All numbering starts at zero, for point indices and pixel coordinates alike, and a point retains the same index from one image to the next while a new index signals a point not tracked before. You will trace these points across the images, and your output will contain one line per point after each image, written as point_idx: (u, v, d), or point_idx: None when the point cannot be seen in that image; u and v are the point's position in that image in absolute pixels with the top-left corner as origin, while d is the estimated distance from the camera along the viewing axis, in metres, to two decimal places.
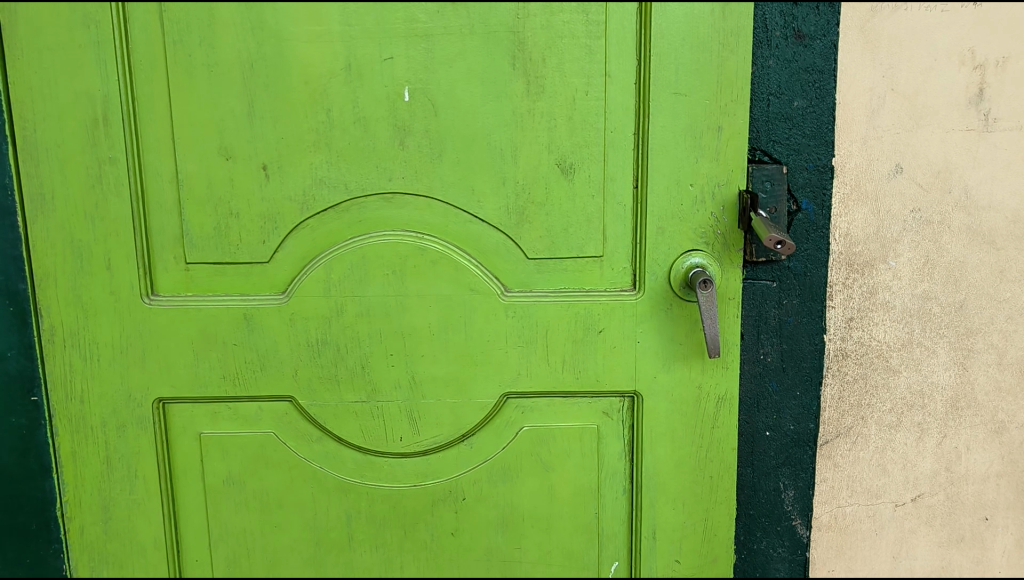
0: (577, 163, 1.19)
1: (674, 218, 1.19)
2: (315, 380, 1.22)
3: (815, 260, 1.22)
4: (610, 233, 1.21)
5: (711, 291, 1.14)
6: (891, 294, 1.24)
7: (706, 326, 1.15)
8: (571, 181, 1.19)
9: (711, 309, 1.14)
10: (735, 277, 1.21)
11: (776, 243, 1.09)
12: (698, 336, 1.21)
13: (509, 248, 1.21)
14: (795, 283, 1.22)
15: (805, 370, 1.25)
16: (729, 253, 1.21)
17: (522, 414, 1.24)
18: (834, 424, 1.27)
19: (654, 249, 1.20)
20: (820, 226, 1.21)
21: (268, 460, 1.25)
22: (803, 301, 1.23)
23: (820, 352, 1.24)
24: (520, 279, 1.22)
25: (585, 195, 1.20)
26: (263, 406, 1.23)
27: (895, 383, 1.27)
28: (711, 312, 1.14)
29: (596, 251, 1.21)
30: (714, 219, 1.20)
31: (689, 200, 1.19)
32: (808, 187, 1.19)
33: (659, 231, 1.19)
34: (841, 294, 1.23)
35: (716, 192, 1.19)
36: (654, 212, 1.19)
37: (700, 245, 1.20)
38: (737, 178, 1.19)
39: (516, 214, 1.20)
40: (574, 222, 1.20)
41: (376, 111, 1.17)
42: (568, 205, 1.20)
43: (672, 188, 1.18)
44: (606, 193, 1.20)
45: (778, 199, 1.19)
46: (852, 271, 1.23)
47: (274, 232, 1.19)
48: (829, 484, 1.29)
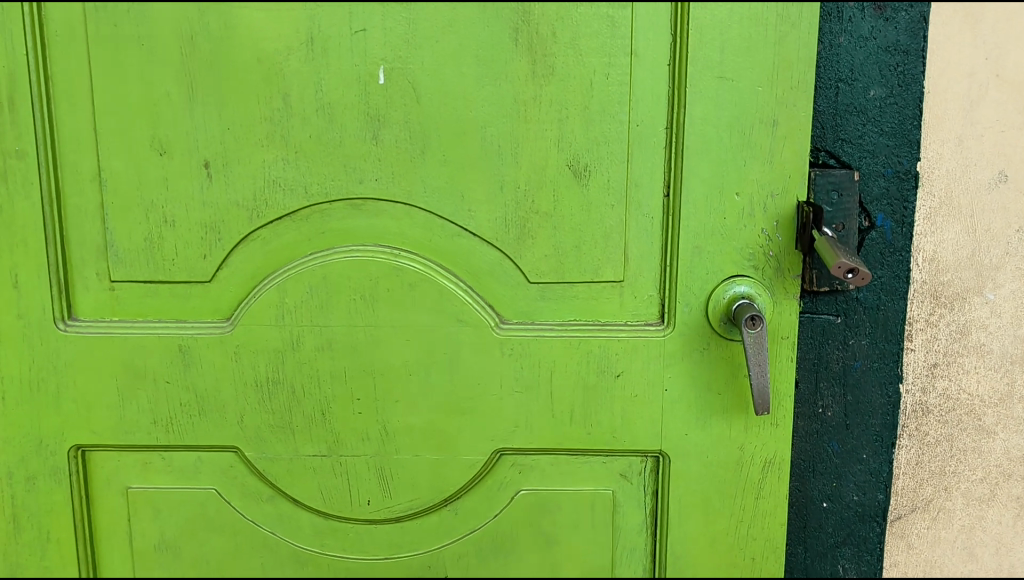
0: (594, 164, 0.95)
1: (715, 236, 0.95)
2: (267, 429, 0.99)
3: (891, 292, 0.97)
4: (634, 252, 0.97)
5: (761, 331, 0.90)
6: (987, 335, 0.99)
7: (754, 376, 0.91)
8: (585, 187, 0.95)
9: (761, 353, 0.90)
10: (791, 312, 0.96)
11: (843, 270, 0.85)
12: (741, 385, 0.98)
13: (507, 269, 0.97)
14: (864, 319, 0.98)
15: (874, 428, 1.01)
16: (782, 281, 0.96)
17: (519, 475, 1.01)
18: (910, 497, 1.03)
19: (688, 274, 0.96)
20: (898, 248, 0.96)
21: (209, 523, 1.03)
22: (874, 341, 0.99)
23: (893, 406, 1.01)
24: (521, 308, 0.98)
25: (603, 205, 0.96)
26: (203, 456, 1.01)
27: (988, 447, 1.02)
28: (761, 357, 0.90)
29: (617, 275, 0.97)
30: (766, 238, 0.95)
31: (734, 213, 0.94)
32: (884, 198, 0.95)
33: (695, 252, 0.95)
34: (922, 335, 0.99)
35: (769, 205, 0.94)
36: (688, 227, 0.95)
37: (747, 270, 0.96)
38: (796, 186, 0.93)
39: (516, 228, 0.96)
40: (589, 239, 0.96)
41: (344, 96, 0.93)
42: (582, 217, 0.96)
43: (712, 198, 0.94)
44: (629, 203, 0.95)
45: (847, 213, 0.94)
46: (938, 307, 0.98)
47: (217, 245, 0.96)
48: (901, 569, 1.05)
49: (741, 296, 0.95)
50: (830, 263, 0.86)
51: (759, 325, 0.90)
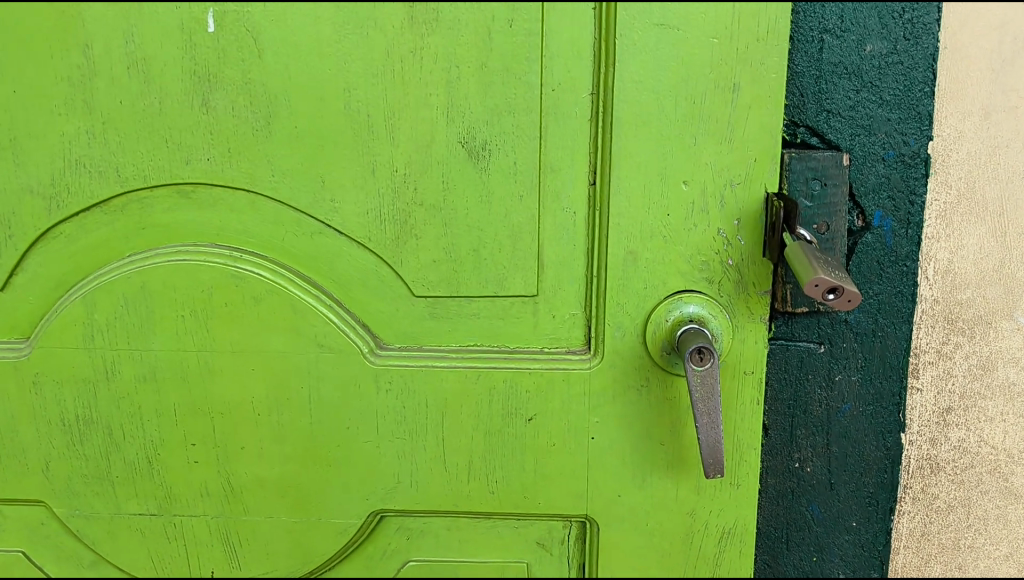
0: (496, 142, 0.71)
1: (656, 238, 0.72)
2: (82, 479, 0.78)
3: (891, 313, 0.75)
4: (550, 259, 0.74)
5: (711, 368, 0.66)
6: (1017, 372, 0.75)
7: (702, 430, 0.67)
8: (484, 173, 0.72)
9: (714, 396, 0.66)
10: (755, 339, 0.73)
11: (815, 286, 0.62)
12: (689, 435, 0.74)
13: (385, 279, 0.75)
14: (856, 349, 0.75)
15: (868, 490, 0.78)
16: (745, 298, 0.72)
17: (406, 541, 0.80)
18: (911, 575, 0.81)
19: (619, 288, 0.73)
20: (901, 256, 0.73)
21: None
22: (868, 378, 0.76)
23: (893, 461, 0.78)
24: (405, 330, 0.76)
25: (508, 196, 0.72)
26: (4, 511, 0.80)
27: (1016, 516, 0.78)
28: (710, 405, 0.66)
29: (528, 288, 0.74)
30: (723, 241, 0.71)
31: (680, 208, 0.71)
32: (884, 190, 0.72)
33: (628, 258, 0.72)
34: (931, 370, 0.76)
35: (727, 197, 0.70)
36: (620, 226, 0.71)
37: (698, 284, 0.72)
38: (762, 172, 0.70)
39: (395, 226, 0.73)
40: (490, 241, 0.73)
41: (163, 48, 0.70)
42: (481, 212, 0.73)
43: (650, 188, 0.71)
44: (542, 194, 0.72)
45: (833, 209, 0.71)
46: (953, 334, 0.75)
47: (7, 243, 0.74)
48: None
49: (688, 318, 0.72)
50: (802, 276, 0.63)
51: (710, 358, 0.66)
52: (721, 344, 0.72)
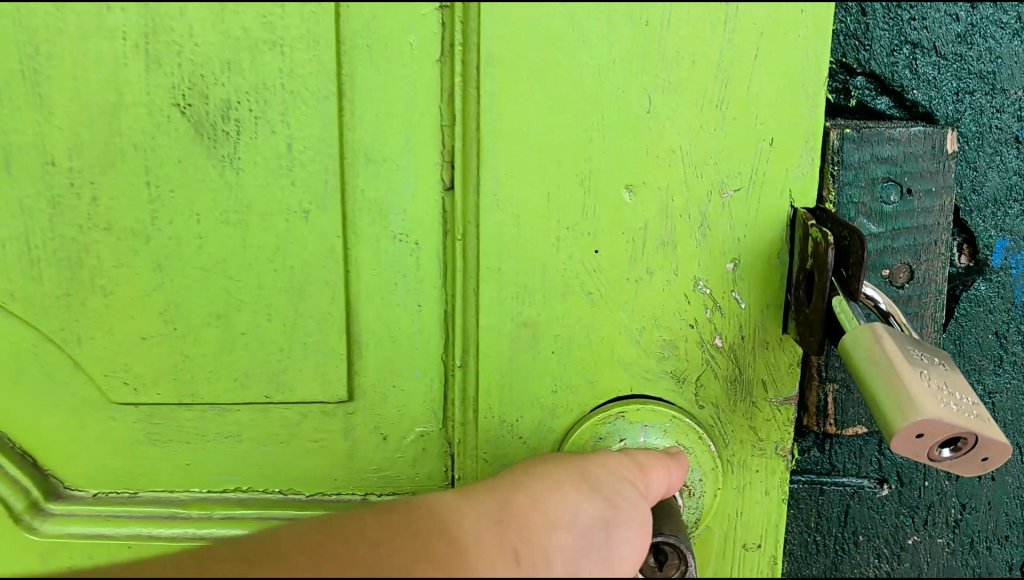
0: (249, 105, 0.35)
1: (574, 296, 0.36)
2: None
3: (1013, 425, 0.41)
4: (371, 333, 0.39)
5: None
6: None
7: None
8: (231, 169, 0.36)
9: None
10: (763, 490, 0.39)
11: (918, 441, 0.27)
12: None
13: (54, 371, 0.39)
14: (945, 491, 0.41)
15: None
16: (746, 413, 0.38)
17: None
18: None
19: (504, 393, 0.38)
20: None
21: None
22: (966, 541, 0.42)
23: None
24: (112, 462, 0.41)
25: (283, 214, 0.36)
26: None
27: None
28: None
29: (334, 389, 0.39)
30: (706, 304, 0.37)
31: (620, 239, 0.36)
32: (1015, 200, 0.39)
33: (521, 333, 0.37)
34: None
35: (711, 218, 0.35)
36: (502, 273, 0.36)
37: (656, 380, 0.38)
38: (785, 171, 0.35)
39: (62, 274, 0.37)
40: (253, 301, 0.38)
41: None
42: (230, 246, 0.37)
43: (562, 201, 0.35)
44: (351, 209, 0.36)
45: (922, 240, 0.36)
46: None
47: None
48: None
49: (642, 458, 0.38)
50: (880, 405, 0.28)
51: (678, 578, 0.34)
52: (700, 500, 0.39)
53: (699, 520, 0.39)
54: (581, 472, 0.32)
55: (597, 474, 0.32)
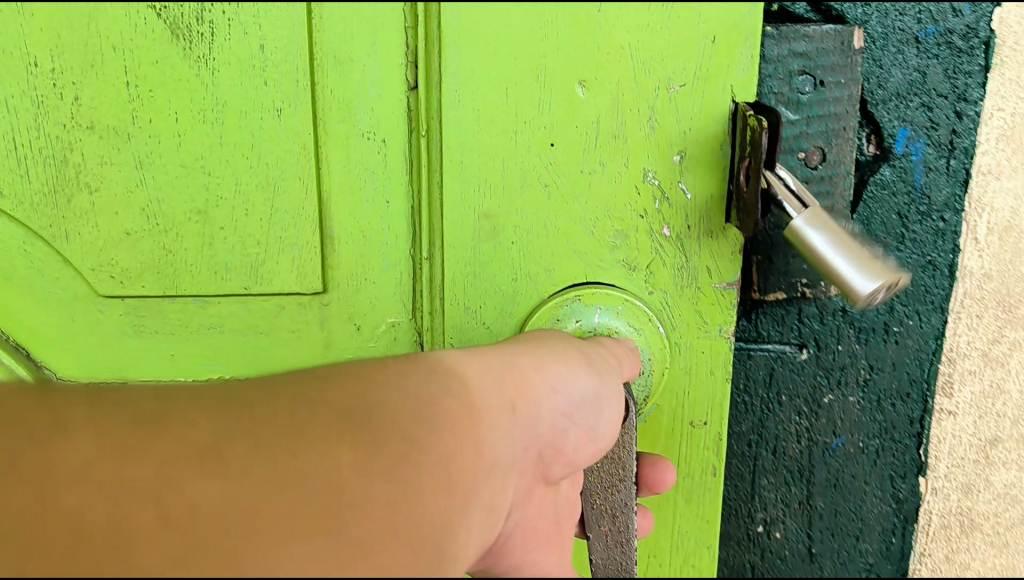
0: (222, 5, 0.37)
1: (534, 188, 0.39)
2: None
3: (914, 296, 0.46)
4: (343, 230, 0.41)
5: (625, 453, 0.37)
6: None
7: (593, 545, 0.38)
8: (206, 69, 0.38)
9: (629, 499, 0.37)
10: (710, 370, 0.42)
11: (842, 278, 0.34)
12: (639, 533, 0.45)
13: (43, 267, 0.42)
14: (856, 354, 0.47)
15: (865, 562, 0.51)
16: (692, 297, 0.41)
17: None
18: None
19: (467, 283, 0.41)
20: (936, 204, 0.44)
21: None
22: (873, 398, 0.48)
23: (904, 518, 0.50)
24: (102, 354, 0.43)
25: (258, 111, 0.39)
26: None
27: None
28: (619, 514, 0.38)
29: (308, 282, 0.41)
30: (655, 195, 0.39)
31: (576, 132, 0.38)
32: (915, 94, 0.43)
33: (484, 226, 0.40)
34: (972, 384, 0.48)
35: (658, 113, 0.38)
36: (464, 167, 0.39)
37: (613, 268, 0.40)
38: (730, 66, 0.37)
39: (48, 172, 0.40)
40: (228, 197, 0.40)
41: None
42: (205, 144, 0.39)
43: (517, 95, 0.37)
44: (320, 109, 0.39)
45: (833, 127, 0.41)
46: (1009, 330, 0.46)
47: None
48: None
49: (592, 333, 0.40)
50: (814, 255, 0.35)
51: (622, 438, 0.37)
52: (648, 379, 0.41)
53: (647, 399, 0.42)
54: (560, 368, 0.33)
55: (559, 378, 0.32)
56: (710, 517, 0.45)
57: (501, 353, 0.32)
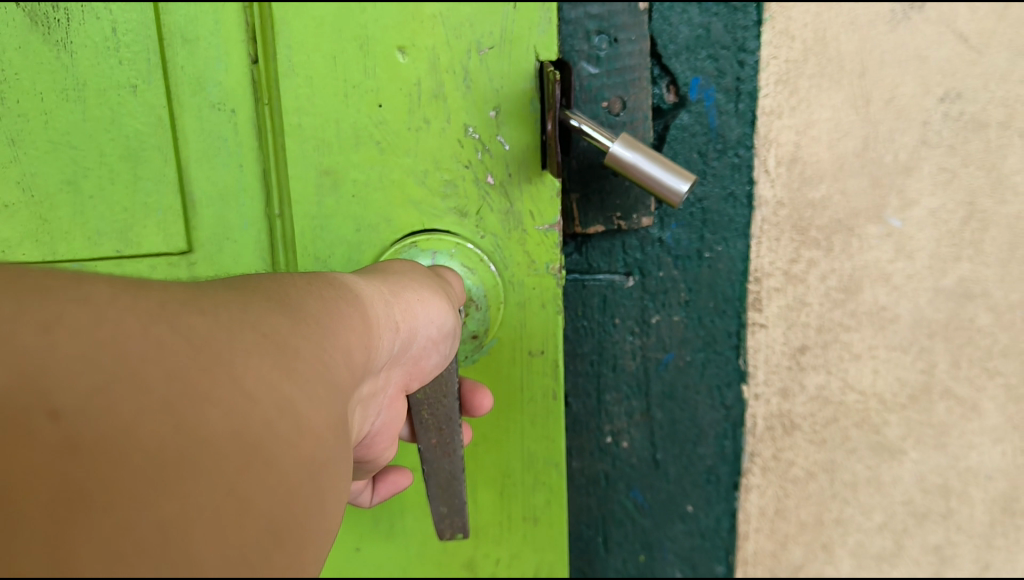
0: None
1: (367, 145, 0.46)
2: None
3: (719, 224, 0.54)
4: (197, 192, 0.45)
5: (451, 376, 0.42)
6: (889, 293, 0.55)
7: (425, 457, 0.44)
8: (65, 52, 0.42)
9: (452, 415, 0.43)
10: (541, 303, 0.49)
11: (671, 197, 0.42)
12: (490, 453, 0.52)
13: None
14: (676, 278, 0.55)
15: (705, 465, 0.58)
16: (520, 239, 0.48)
17: None
18: (768, 565, 0.61)
19: (314, 233, 0.46)
20: (730, 140, 0.52)
21: None
22: (695, 316, 0.55)
23: (734, 424, 0.58)
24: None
25: (115, 86, 0.43)
26: None
27: (890, 476, 0.59)
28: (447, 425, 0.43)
29: (172, 243, 0.45)
30: (476, 146, 0.46)
31: (403, 94, 0.45)
32: (701, 47, 0.51)
33: (325, 181, 0.46)
34: (778, 300, 0.55)
35: (473, 74, 0.45)
36: (302, 128, 0.45)
37: (445, 215, 0.47)
38: (529, 29, 0.45)
39: None
40: (94, 168, 0.43)
41: None
42: (69, 120, 0.43)
43: (336, 61, 0.44)
44: (174, 83, 0.44)
45: (630, 77, 0.48)
46: (804, 250, 0.54)
47: None
48: None
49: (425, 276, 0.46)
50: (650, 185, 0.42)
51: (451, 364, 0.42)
52: (486, 312, 0.48)
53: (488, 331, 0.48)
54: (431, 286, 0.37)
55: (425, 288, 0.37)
56: (554, 437, 0.51)
57: (382, 272, 0.36)
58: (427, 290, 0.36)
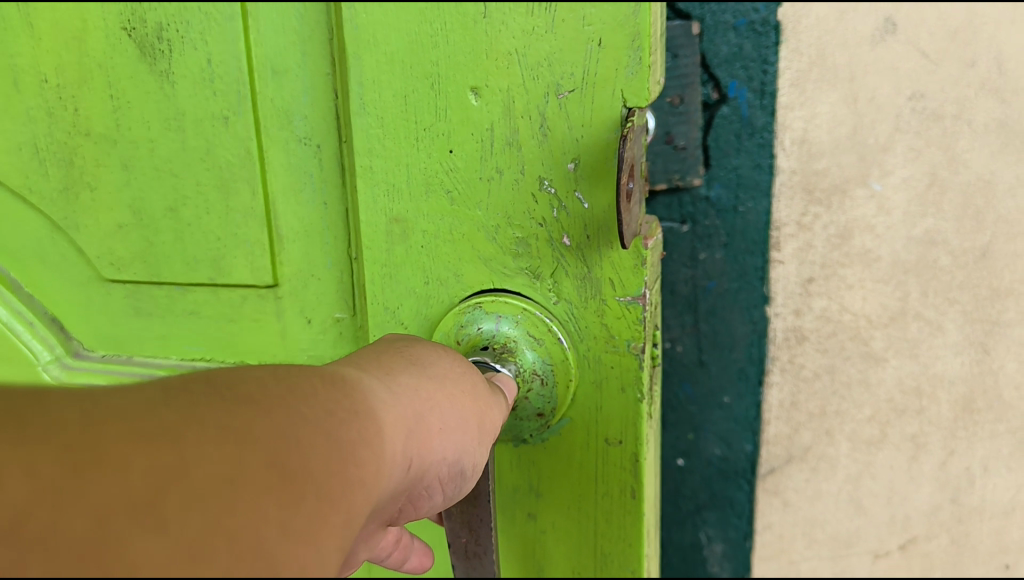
0: (175, 35, 0.66)
1: (468, 205, 0.62)
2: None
3: (751, 187, 0.75)
4: (284, 225, 0.70)
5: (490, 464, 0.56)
6: (873, 239, 0.75)
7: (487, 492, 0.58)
8: (171, 90, 0.67)
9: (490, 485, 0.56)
10: (618, 379, 0.63)
11: None
12: (557, 501, 0.70)
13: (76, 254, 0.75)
14: (718, 226, 0.77)
15: (737, 365, 0.80)
16: (596, 309, 0.62)
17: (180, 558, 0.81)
18: (784, 445, 0.82)
19: (386, 279, 0.67)
20: (756, 126, 0.74)
21: None
22: (731, 254, 0.77)
23: (760, 335, 0.79)
24: (125, 323, 0.77)
25: (212, 118, 0.67)
26: None
27: (876, 378, 0.79)
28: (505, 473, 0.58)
29: (261, 273, 0.71)
30: (552, 200, 0.60)
31: (499, 163, 0.60)
32: (736, 60, 0.73)
33: (394, 227, 0.65)
34: (793, 243, 0.76)
35: (549, 117, 0.58)
36: (371, 170, 0.64)
37: (521, 271, 0.63)
38: (619, 70, 0.56)
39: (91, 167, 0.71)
40: (192, 198, 0.69)
41: None
42: (173, 149, 0.68)
43: (422, 99, 0.60)
44: (264, 118, 0.67)
45: (685, 79, 0.73)
46: (811, 206, 0.75)
47: None
48: (776, 531, 0.85)
49: (496, 342, 0.62)
50: None
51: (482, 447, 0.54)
52: (552, 387, 0.63)
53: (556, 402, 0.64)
54: (443, 382, 0.45)
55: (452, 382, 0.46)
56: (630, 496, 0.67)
57: (407, 367, 0.45)
58: (438, 394, 0.44)
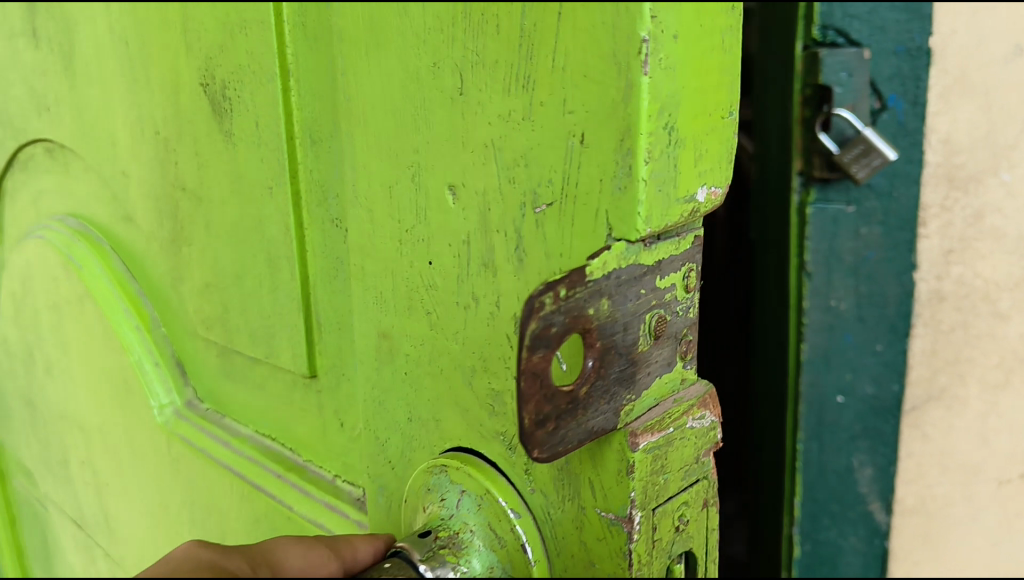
0: (351, 80, 0.89)
1: (457, 307, 0.83)
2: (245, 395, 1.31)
3: (904, 177, 0.94)
4: (367, 290, 0.95)
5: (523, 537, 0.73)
6: (1003, 218, 0.96)
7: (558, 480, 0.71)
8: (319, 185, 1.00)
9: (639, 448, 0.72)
10: (616, 482, 0.74)
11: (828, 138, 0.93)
12: None
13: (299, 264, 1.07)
14: (877, 208, 0.95)
15: (889, 320, 0.99)
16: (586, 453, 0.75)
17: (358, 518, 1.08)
18: (924, 386, 1.01)
19: (404, 386, 0.93)
20: (910, 130, 0.92)
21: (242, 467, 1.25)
22: (887, 231, 0.96)
23: (908, 295, 0.98)
24: (325, 338, 1.07)
25: (347, 172, 0.94)
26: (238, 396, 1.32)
27: (1002, 331, 0.99)
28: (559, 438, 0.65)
29: (368, 323, 0.97)
30: (500, 263, 0.77)
31: (464, 265, 0.81)
32: (897, 77, 0.90)
33: (392, 347, 0.93)
34: (937, 220, 0.95)
35: (526, 232, 0.74)
36: (364, 274, 0.95)
37: (561, 361, 0.74)
38: (620, 177, 0.66)
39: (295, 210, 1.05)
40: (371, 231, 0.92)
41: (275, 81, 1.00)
42: (327, 210, 1.01)
43: (410, 194, 0.85)
44: (348, 198, 0.95)
45: (856, 92, 0.90)
46: (952, 191, 0.94)
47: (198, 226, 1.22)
48: (916, 460, 1.04)
49: (448, 528, 0.83)
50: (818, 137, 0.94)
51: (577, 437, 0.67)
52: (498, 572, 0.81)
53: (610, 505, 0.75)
54: None
55: None
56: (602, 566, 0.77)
57: None
58: None
